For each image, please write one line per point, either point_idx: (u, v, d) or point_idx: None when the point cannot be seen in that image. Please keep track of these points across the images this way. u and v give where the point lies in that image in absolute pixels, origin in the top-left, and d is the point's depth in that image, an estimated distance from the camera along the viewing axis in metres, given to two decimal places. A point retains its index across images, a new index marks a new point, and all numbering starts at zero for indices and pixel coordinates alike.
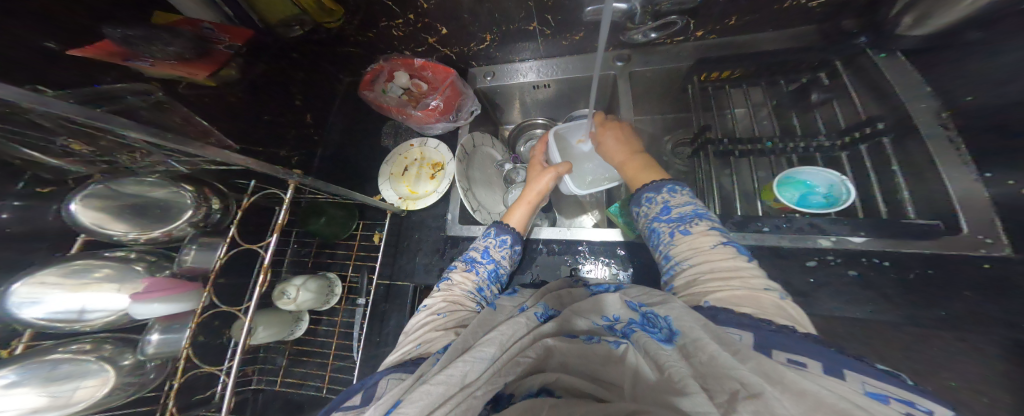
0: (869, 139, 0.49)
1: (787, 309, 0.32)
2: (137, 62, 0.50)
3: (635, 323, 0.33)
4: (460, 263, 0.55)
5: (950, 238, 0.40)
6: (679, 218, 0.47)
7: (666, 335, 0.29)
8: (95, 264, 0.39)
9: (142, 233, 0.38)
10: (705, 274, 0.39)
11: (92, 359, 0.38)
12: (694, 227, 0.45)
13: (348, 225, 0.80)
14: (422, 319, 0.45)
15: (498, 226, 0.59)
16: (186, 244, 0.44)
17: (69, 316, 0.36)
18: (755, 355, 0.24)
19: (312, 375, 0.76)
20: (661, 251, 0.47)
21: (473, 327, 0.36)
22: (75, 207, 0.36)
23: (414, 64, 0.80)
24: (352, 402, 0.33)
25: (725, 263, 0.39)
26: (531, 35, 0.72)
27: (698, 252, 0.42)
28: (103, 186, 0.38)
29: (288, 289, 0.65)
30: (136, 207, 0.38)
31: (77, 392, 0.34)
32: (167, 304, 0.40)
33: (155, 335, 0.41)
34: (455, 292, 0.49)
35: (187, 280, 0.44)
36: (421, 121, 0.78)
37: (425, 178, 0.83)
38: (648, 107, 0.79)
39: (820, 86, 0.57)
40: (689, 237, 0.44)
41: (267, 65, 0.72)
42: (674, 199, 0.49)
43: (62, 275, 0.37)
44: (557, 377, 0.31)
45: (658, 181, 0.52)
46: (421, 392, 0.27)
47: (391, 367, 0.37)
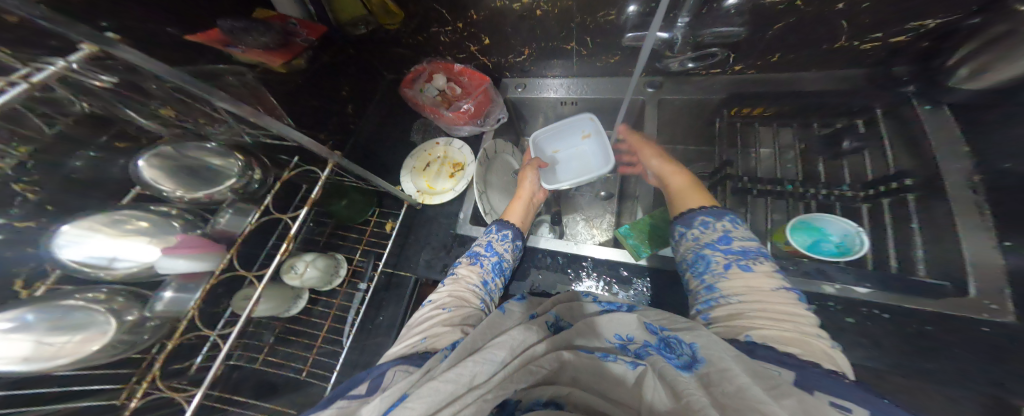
0: (894, 193, 0.49)
1: (837, 359, 0.32)
2: (233, 48, 0.57)
3: (652, 346, 0.35)
4: (464, 258, 0.59)
5: (955, 300, 0.40)
6: (741, 251, 0.46)
7: (684, 363, 0.31)
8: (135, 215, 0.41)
9: (189, 192, 0.43)
10: (755, 311, 0.39)
11: (100, 310, 0.37)
12: (756, 265, 0.44)
13: (364, 211, 0.83)
14: (427, 313, 0.47)
15: (500, 222, 0.64)
16: (223, 207, 0.47)
17: (104, 262, 0.37)
18: (796, 392, 0.25)
19: (294, 356, 0.74)
20: (705, 278, 0.47)
21: (480, 329, 0.37)
22: (141, 163, 0.42)
23: (453, 70, 0.85)
24: (358, 391, 0.33)
25: (782, 305, 0.39)
26: (568, 54, 0.75)
27: (752, 290, 0.42)
28: (166, 148, 0.44)
29: (296, 263, 0.68)
30: (189, 169, 0.44)
31: (67, 345, 0.33)
32: (192, 261, 0.42)
33: (167, 292, 0.44)
34: (461, 287, 0.52)
35: (215, 242, 0.46)
36: (451, 122, 0.82)
37: (445, 177, 0.86)
38: (673, 135, 0.82)
39: (855, 133, 0.57)
40: (748, 273, 0.43)
41: (330, 59, 0.77)
42: (737, 232, 0.49)
43: (105, 223, 0.39)
44: (568, 391, 0.33)
45: (723, 211, 0.52)
46: (428, 389, 0.28)
47: (397, 359, 0.38)
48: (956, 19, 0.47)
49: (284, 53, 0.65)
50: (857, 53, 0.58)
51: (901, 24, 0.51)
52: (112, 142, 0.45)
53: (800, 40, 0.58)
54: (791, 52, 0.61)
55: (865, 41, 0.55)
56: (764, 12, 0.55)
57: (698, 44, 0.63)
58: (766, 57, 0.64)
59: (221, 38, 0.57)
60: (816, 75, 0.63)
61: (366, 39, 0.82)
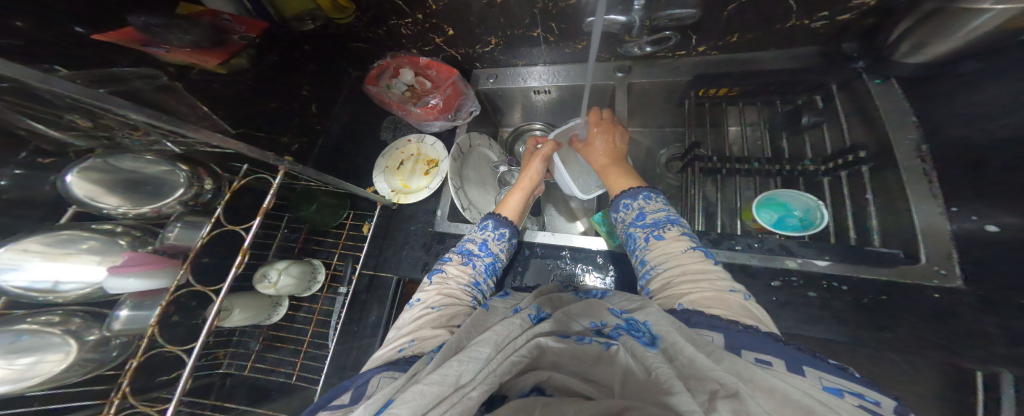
0: (851, 165, 0.50)
1: (751, 309, 0.35)
2: (156, 49, 0.53)
3: (623, 327, 0.34)
4: (455, 256, 0.58)
5: (907, 267, 0.42)
6: (654, 223, 0.49)
7: (650, 340, 0.31)
8: (81, 235, 0.40)
9: (131, 208, 0.41)
10: (678, 277, 0.41)
11: (58, 333, 0.39)
12: (666, 233, 0.47)
13: (338, 214, 0.81)
14: (416, 313, 0.47)
15: (496, 219, 0.62)
16: (172, 221, 0.45)
17: (44, 286, 0.37)
18: (728, 355, 0.26)
19: (284, 362, 0.76)
20: (636, 256, 0.50)
21: (461, 328, 0.38)
22: (71, 179, 0.40)
23: (419, 63, 0.82)
24: (341, 401, 0.33)
25: (694, 265, 0.42)
26: (535, 41, 0.73)
27: (671, 257, 0.44)
28: (100, 161, 0.42)
29: (270, 272, 0.66)
30: (131, 182, 0.42)
31: (34, 367, 0.36)
32: (145, 279, 0.40)
33: (123, 311, 0.42)
34: (451, 285, 0.53)
35: (169, 257, 0.44)
36: (420, 118, 0.80)
37: (421, 174, 0.84)
38: (647, 119, 0.81)
39: (812, 111, 0.57)
40: (663, 242, 0.46)
41: (277, 58, 0.72)
42: (649, 206, 0.51)
43: (45, 244, 0.38)
44: (550, 375, 0.32)
45: (635, 189, 0.55)
46: (412, 392, 0.27)
47: (382, 365, 0.38)
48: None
49: (222, 53, 0.61)
50: (811, 32, 0.57)
51: (846, 3, 0.50)
52: (35, 158, 0.43)
53: (756, 21, 0.58)
54: (750, 32, 0.60)
55: (815, 20, 0.55)
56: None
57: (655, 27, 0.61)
58: (728, 37, 0.62)
59: (137, 36, 0.52)
60: (776, 54, 0.63)
61: (318, 36, 0.77)
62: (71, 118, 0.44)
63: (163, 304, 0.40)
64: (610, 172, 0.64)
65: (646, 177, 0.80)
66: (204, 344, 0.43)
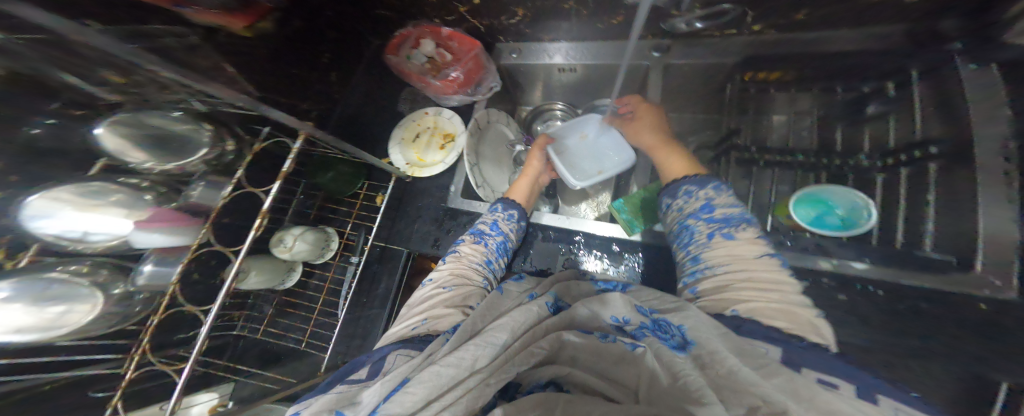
0: (913, 163, 0.45)
1: (820, 327, 0.32)
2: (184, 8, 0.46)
3: (648, 328, 0.33)
4: (467, 237, 0.59)
5: (960, 276, 0.39)
6: (722, 219, 0.45)
7: (680, 344, 0.30)
8: (110, 189, 0.41)
9: (158, 165, 0.41)
10: (739, 282, 0.38)
11: (84, 284, 0.39)
12: (739, 233, 0.43)
13: (354, 183, 0.81)
14: (428, 292, 0.47)
15: (505, 202, 0.64)
16: (195, 180, 0.45)
17: (75, 237, 0.38)
18: (785, 371, 0.24)
19: (294, 328, 0.78)
20: (690, 251, 0.46)
21: (479, 311, 0.37)
22: (99, 132, 0.39)
23: (440, 34, 0.78)
24: (358, 375, 0.33)
25: (765, 273, 0.38)
26: (566, 14, 0.69)
27: (736, 260, 0.41)
28: (125, 116, 0.41)
29: (286, 237, 0.67)
30: (155, 138, 0.42)
31: (63, 316, 0.36)
32: (169, 236, 0.41)
33: (148, 266, 0.43)
34: (463, 263, 0.52)
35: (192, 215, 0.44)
36: (439, 91, 0.77)
37: (435, 148, 0.82)
38: (678, 105, 0.76)
39: (882, 96, 0.52)
40: (731, 242, 0.43)
41: (302, 22, 0.66)
42: (718, 197, 0.47)
43: (75, 195, 0.39)
44: (568, 371, 0.32)
45: (703, 176, 0.50)
46: (430, 373, 0.28)
47: (397, 343, 0.37)
48: None
49: (247, 16, 0.55)
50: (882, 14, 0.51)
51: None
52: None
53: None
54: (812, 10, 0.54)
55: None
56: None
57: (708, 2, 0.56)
58: (785, 17, 0.56)
59: None
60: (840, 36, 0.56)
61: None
62: None
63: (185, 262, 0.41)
64: (659, 155, 0.62)
65: None
66: (222, 304, 0.44)
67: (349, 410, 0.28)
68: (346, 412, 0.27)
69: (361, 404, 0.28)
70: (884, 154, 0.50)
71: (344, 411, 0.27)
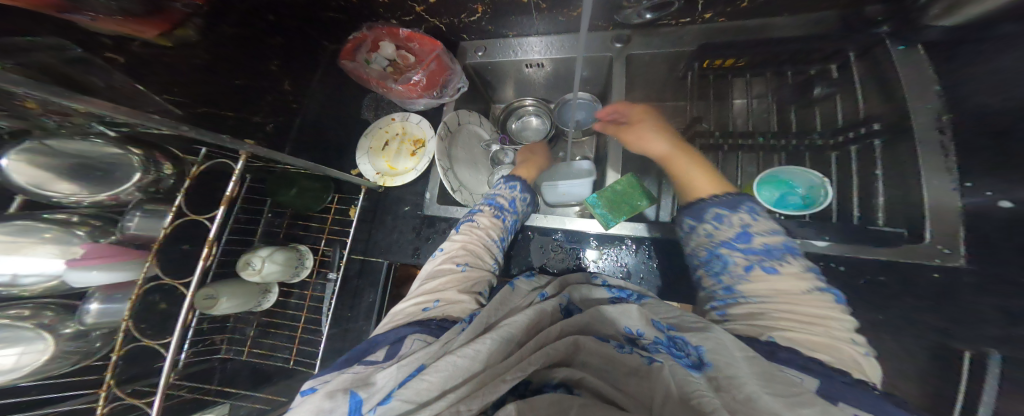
0: (862, 140, 0.47)
1: (865, 365, 0.29)
2: (77, 15, 0.42)
3: (663, 344, 0.33)
4: (486, 207, 0.59)
5: (910, 247, 0.41)
6: (765, 249, 0.39)
7: (695, 362, 0.29)
8: (38, 225, 0.37)
9: (89, 196, 0.38)
10: (778, 313, 0.35)
11: (29, 326, 0.37)
12: (783, 265, 0.38)
13: (323, 198, 0.77)
14: (440, 265, 0.49)
15: (522, 183, 0.64)
16: (129, 209, 0.41)
17: (2, 280, 0.35)
18: (819, 401, 0.22)
19: (279, 348, 0.75)
20: (720, 277, 0.42)
21: (492, 304, 0.37)
22: (5, 163, 0.35)
23: (400, 35, 0.76)
24: (376, 356, 0.32)
25: (811, 309, 0.34)
26: (526, 9, 0.68)
27: (779, 294, 0.36)
28: (41, 142, 0.37)
29: (253, 260, 0.63)
30: (77, 166, 0.38)
31: (13, 360, 0.35)
32: (107, 272, 0.38)
33: (93, 304, 0.40)
34: (478, 237, 0.54)
35: (134, 248, 0.42)
36: (402, 96, 0.74)
37: (407, 155, 0.80)
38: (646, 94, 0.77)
39: (826, 79, 0.54)
40: (773, 274, 0.38)
41: (235, 29, 0.61)
42: (756, 223, 0.41)
43: (7, 233, 0.35)
44: (582, 376, 0.31)
45: (738, 196, 0.45)
46: (445, 363, 0.27)
47: (416, 325, 0.37)
48: None
49: (162, 24, 0.49)
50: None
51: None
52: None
53: None
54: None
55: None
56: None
57: None
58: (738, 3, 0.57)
59: None
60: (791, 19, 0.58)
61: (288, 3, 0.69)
62: None
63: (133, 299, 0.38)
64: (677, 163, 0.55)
65: None
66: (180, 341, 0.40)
67: (364, 391, 0.27)
68: (361, 392, 0.26)
69: (376, 385, 0.27)
70: (834, 132, 0.51)
71: (358, 390, 0.27)
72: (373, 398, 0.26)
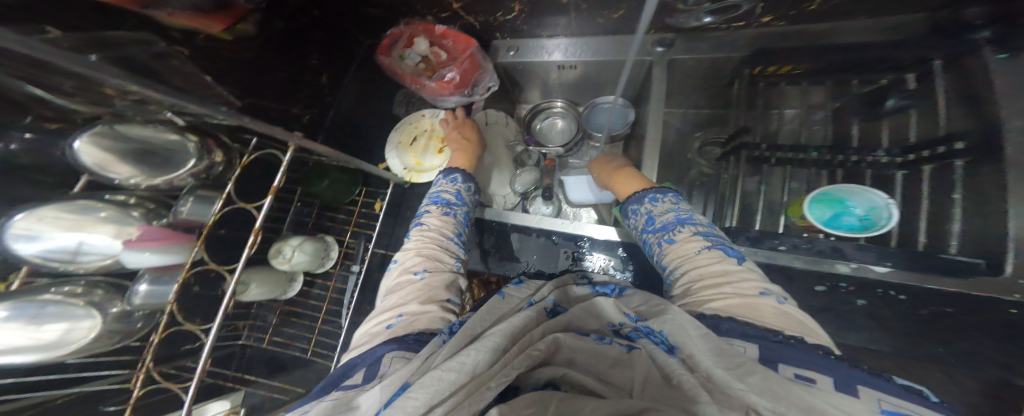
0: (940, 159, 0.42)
1: (791, 314, 0.30)
2: (155, 11, 0.45)
3: (641, 330, 0.32)
4: (433, 208, 0.59)
5: (986, 279, 0.36)
6: (663, 226, 0.46)
7: (669, 347, 0.28)
8: (96, 204, 0.39)
9: (144, 180, 0.39)
10: (699, 283, 0.37)
11: (79, 303, 0.38)
12: (676, 235, 0.43)
13: (350, 191, 0.80)
14: (398, 279, 0.48)
15: (462, 173, 0.65)
16: (183, 195, 0.43)
17: (64, 256, 0.36)
18: (761, 369, 0.23)
19: (299, 337, 0.77)
20: (656, 264, 0.46)
21: (479, 313, 0.36)
22: (78, 146, 0.37)
23: (434, 31, 0.75)
24: (354, 381, 0.31)
25: (711, 269, 0.37)
26: (565, 10, 0.67)
27: (686, 261, 0.40)
28: (108, 128, 0.39)
29: (284, 248, 0.65)
30: (140, 151, 0.40)
31: (61, 336, 0.35)
32: (159, 254, 0.40)
33: (143, 286, 0.41)
34: (429, 237, 0.53)
35: (183, 232, 0.43)
36: (435, 93, 0.77)
37: (434, 152, 0.80)
38: (683, 100, 0.74)
39: (901, 89, 0.49)
40: (675, 245, 0.43)
41: (285, 24, 0.65)
42: (656, 209, 0.48)
43: (64, 213, 0.37)
44: (564, 372, 0.28)
45: (642, 192, 0.52)
46: (433, 378, 0.25)
47: (393, 341, 0.35)
48: None
49: (224, 18, 0.53)
50: None
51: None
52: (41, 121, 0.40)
53: None
54: None
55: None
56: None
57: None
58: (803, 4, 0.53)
59: None
60: (858, 26, 0.54)
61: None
62: (76, 86, 0.41)
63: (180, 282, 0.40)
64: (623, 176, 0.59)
65: (676, 164, 0.74)
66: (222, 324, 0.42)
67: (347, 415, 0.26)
68: None
69: (358, 409, 0.27)
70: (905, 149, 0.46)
71: None
72: None
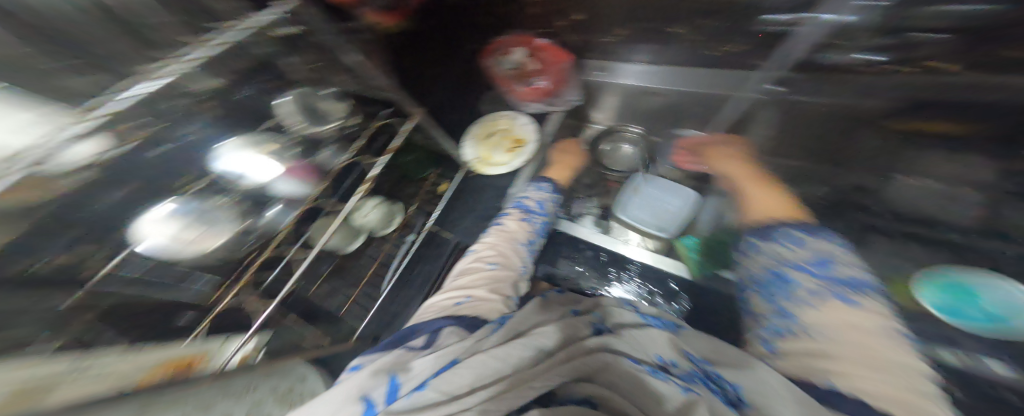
0: None
1: None
2: None
3: (697, 375, 0.31)
4: (515, 212, 0.66)
5: None
6: (842, 279, 0.37)
7: (734, 400, 0.28)
8: (265, 142, 0.49)
9: (307, 127, 0.54)
10: (845, 354, 0.30)
11: (231, 213, 0.46)
12: (862, 300, 0.34)
13: (426, 169, 0.88)
14: (472, 264, 0.53)
15: (551, 184, 0.73)
16: (326, 145, 0.58)
17: (234, 177, 0.46)
18: None
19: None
20: (778, 303, 0.39)
21: (523, 316, 0.39)
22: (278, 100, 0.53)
23: (533, 44, 0.85)
24: (415, 343, 0.37)
25: (886, 355, 0.29)
26: (666, 40, 0.72)
27: (846, 328, 0.32)
28: (297, 92, 0.55)
29: (365, 205, 0.75)
30: (309, 110, 0.56)
31: (196, 239, 0.41)
32: (296, 186, 0.52)
33: (274, 208, 0.51)
34: (507, 236, 0.60)
35: (314, 172, 0.55)
36: (521, 97, 0.88)
37: (504, 151, 0.86)
38: (771, 147, 0.70)
39: None
40: (850, 307, 0.34)
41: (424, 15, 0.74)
42: (839, 255, 0.39)
43: (245, 144, 0.48)
44: (608, 394, 0.30)
45: (821, 229, 0.43)
46: (475, 361, 0.31)
47: (450, 318, 0.40)
48: None
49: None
50: None
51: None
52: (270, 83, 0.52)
53: None
54: None
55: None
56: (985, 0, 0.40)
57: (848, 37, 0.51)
58: None
59: None
60: None
61: None
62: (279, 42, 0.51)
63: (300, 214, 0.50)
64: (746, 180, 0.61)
65: None
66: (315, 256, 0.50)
67: (402, 375, 0.31)
68: (399, 377, 0.31)
69: (412, 372, 0.31)
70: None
71: (397, 374, 0.31)
72: (408, 383, 0.30)
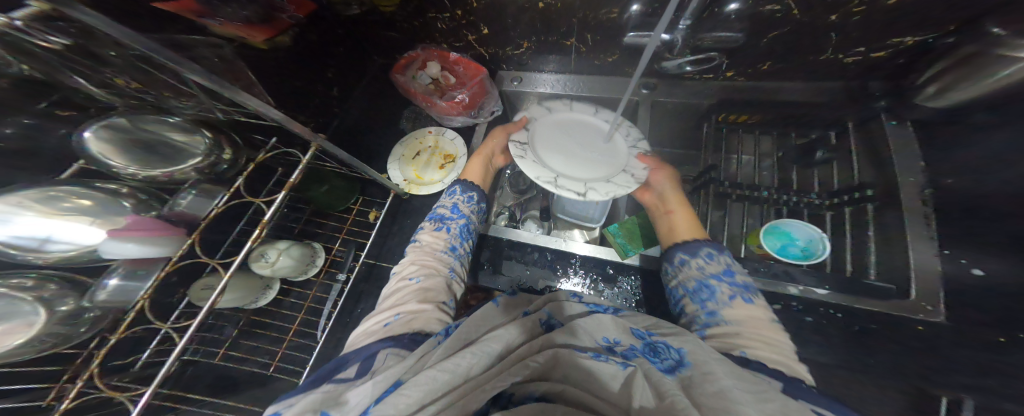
0: (857, 202, 0.52)
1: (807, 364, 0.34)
2: (210, 20, 0.54)
3: (637, 350, 0.34)
4: (428, 224, 0.59)
5: (897, 301, 0.43)
6: (742, 284, 0.44)
7: (667, 368, 0.31)
8: (70, 193, 0.38)
9: (141, 170, 0.40)
10: (746, 330, 0.38)
11: (27, 299, 0.35)
12: (756, 299, 0.42)
13: (348, 198, 0.80)
14: (395, 286, 0.49)
15: (462, 184, 0.65)
16: (185, 189, 0.44)
17: (31, 243, 0.34)
18: (779, 397, 0.25)
19: (260, 351, 0.67)
20: (704, 304, 0.44)
21: (470, 319, 0.36)
22: (87, 135, 0.40)
23: (449, 58, 0.84)
24: (346, 373, 0.32)
25: (762, 330, 0.38)
26: (566, 51, 0.77)
27: (750, 320, 0.40)
28: (121, 120, 0.43)
29: (267, 252, 0.64)
30: (143, 146, 0.43)
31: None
32: (144, 246, 0.38)
33: (113, 280, 0.39)
34: (426, 253, 0.53)
35: (175, 226, 0.42)
36: (444, 111, 0.83)
37: (436, 167, 0.83)
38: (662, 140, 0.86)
39: (826, 145, 0.59)
40: (749, 305, 0.42)
41: (318, 38, 0.73)
42: (735, 264, 0.47)
43: (38, 200, 0.36)
44: (562, 389, 0.30)
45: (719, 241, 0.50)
46: (425, 377, 0.28)
47: (388, 340, 0.36)
48: (935, 36, 0.47)
49: (268, 30, 0.62)
50: (842, 66, 0.59)
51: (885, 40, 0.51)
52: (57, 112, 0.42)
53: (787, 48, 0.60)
54: (781, 61, 0.63)
55: (849, 54, 0.56)
56: (750, 13, 0.57)
57: (699, 47, 0.65)
58: (758, 64, 0.66)
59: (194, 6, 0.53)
60: (802, 85, 0.64)
61: (360, 21, 0.77)
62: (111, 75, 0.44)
63: (162, 277, 0.38)
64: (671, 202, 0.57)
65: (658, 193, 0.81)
66: (201, 324, 0.39)
67: (335, 410, 0.27)
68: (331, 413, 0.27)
69: (348, 405, 0.28)
70: (832, 194, 0.57)
71: (329, 410, 0.27)
72: None
